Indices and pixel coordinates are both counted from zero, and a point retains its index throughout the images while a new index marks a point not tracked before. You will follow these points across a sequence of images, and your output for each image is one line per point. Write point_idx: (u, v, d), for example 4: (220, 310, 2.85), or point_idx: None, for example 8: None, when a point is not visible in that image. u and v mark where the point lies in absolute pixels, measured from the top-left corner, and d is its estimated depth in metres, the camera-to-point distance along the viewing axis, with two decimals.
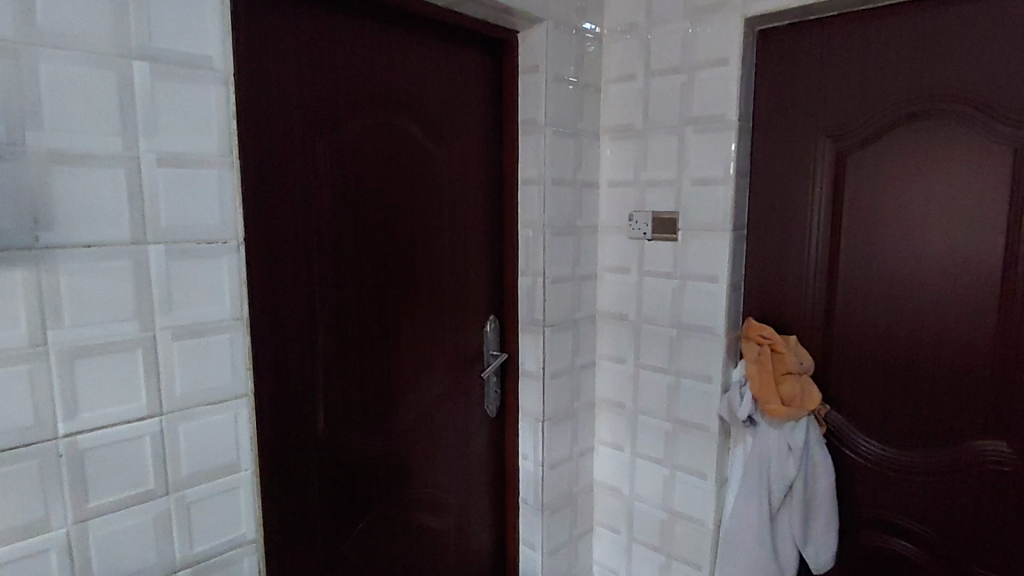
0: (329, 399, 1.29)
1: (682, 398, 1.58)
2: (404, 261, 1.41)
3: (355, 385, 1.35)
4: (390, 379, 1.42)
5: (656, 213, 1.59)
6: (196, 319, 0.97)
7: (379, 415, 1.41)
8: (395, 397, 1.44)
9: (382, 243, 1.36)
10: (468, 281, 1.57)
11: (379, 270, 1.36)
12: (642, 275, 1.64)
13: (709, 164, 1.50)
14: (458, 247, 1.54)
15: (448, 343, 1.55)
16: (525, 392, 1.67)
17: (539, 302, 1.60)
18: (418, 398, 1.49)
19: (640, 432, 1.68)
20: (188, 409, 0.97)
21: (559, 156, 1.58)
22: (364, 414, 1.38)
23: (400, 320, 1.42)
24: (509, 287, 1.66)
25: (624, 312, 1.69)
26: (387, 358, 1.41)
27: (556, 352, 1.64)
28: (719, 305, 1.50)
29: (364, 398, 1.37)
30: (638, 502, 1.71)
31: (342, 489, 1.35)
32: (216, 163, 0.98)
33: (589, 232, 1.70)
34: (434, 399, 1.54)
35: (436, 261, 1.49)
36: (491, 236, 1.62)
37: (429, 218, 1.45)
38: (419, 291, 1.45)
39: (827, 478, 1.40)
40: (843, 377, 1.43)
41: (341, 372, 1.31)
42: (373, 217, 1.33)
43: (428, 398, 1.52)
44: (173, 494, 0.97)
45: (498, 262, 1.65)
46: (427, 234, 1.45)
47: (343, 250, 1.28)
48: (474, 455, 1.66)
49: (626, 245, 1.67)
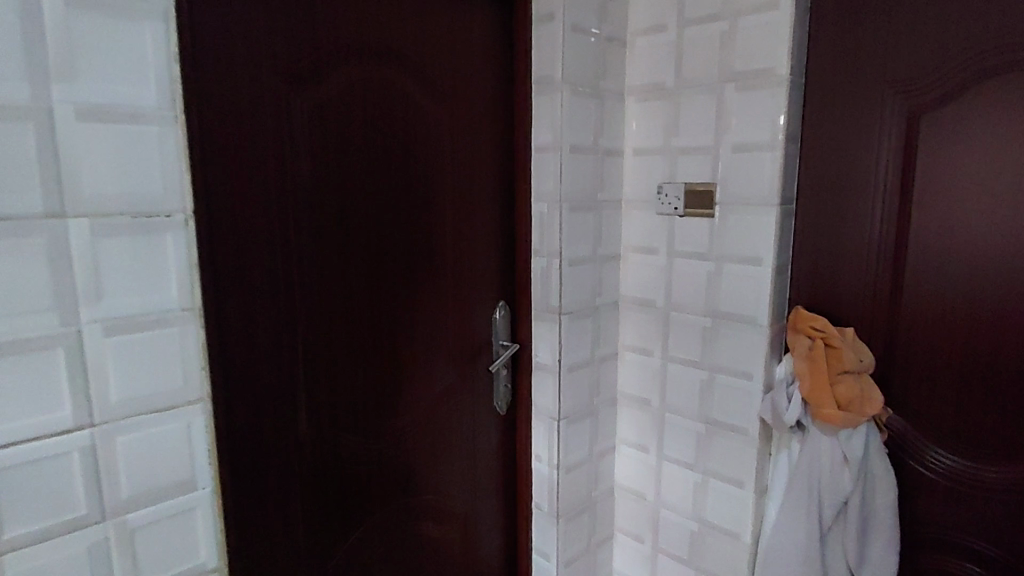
0: (312, 399, 1.12)
1: (717, 396, 1.39)
2: (399, 240, 1.23)
3: (343, 382, 1.18)
4: (385, 375, 1.25)
5: (689, 185, 1.39)
6: (134, 310, 0.79)
7: (373, 416, 1.24)
8: (391, 395, 1.27)
9: (373, 219, 1.18)
10: (474, 263, 1.39)
11: (370, 251, 1.18)
12: (672, 256, 1.44)
13: (753, 127, 1.28)
14: (462, 224, 1.35)
15: (452, 333, 1.37)
16: (539, 387, 1.49)
17: (554, 288, 1.41)
18: (418, 395, 1.32)
19: (668, 433, 1.50)
20: (128, 419, 0.80)
21: (578, 120, 1.38)
22: (355, 414, 1.21)
23: (395, 308, 1.24)
24: (521, 269, 1.47)
25: (651, 298, 1.49)
26: (381, 351, 1.23)
27: (574, 343, 1.45)
28: (763, 291, 1.30)
29: (354, 396, 1.20)
30: (665, 510, 1.53)
31: (330, 499, 1.19)
32: (155, 117, 0.80)
33: (611, 207, 1.50)
34: (436, 396, 1.36)
35: (437, 240, 1.30)
36: (500, 212, 1.43)
37: (428, 190, 1.27)
38: (417, 275, 1.27)
39: (890, 493, 1.21)
40: (909, 376, 1.23)
41: (326, 368, 1.14)
42: (360, 188, 1.15)
43: (429, 395, 1.34)
44: (113, 519, 0.81)
45: (508, 241, 1.46)
46: (426, 210, 1.27)
47: (324, 227, 1.10)
48: (482, 457, 1.48)
49: (653, 222, 1.47)
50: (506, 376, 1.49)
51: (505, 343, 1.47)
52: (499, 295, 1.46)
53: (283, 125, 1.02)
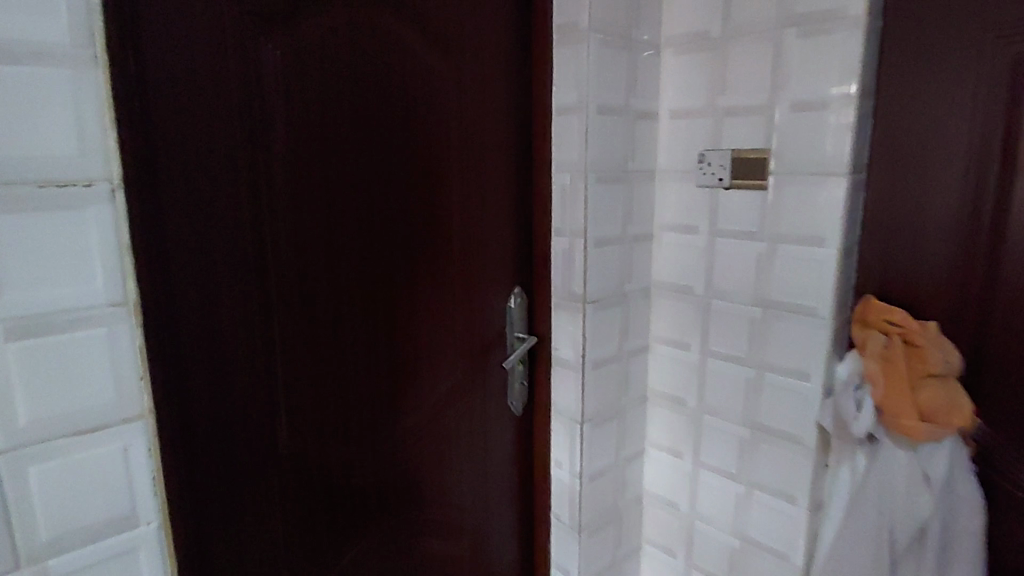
0: (292, 402, 0.96)
1: (766, 398, 1.20)
2: (395, 216, 1.04)
3: (330, 382, 1.01)
4: (381, 373, 1.08)
5: (737, 152, 1.19)
6: (46, 307, 0.62)
7: (368, 422, 1.07)
8: (389, 396, 1.10)
9: (364, 190, 0.99)
10: (485, 242, 1.20)
11: (361, 229, 1.00)
12: (714, 235, 1.24)
13: (818, 81, 1.07)
14: (470, 197, 1.16)
15: (460, 324, 1.19)
16: (559, 384, 1.31)
17: (578, 273, 1.22)
18: (420, 397, 1.15)
19: (705, 437, 1.31)
20: (43, 444, 0.63)
21: (607, 75, 1.18)
22: (346, 421, 1.04)
23: (392, 295, 1.07)
24: (540, 250, 1.28)
25: (688, 283, 1.30)
26: (376, 345, 1.06)
27: (600, 335, 1.27)
28: (826, 277, 1.10)
29: (345, 400, 1.04)
30: (700, 522, 1.36)
31: (318, 517, 1.03)
32: (68, 59, 0.61)
33: (644, 179, 1.30)
34: (443, 395, 1.19)
35: (441, 216, 1.12)
36: (516, 183, 1.24)
37: (430, 158, 1.08)
38: (417, 256, 1.09)
39: (975, 518, 1.03)
40: (1002, 381, 1.03)
41: (309, 366, 0.97)
42: (348, 153, 0.96)
43: (434, 396, 1.17)
44: (30, 569, 0.64)
45: (525, 218, 1.27)
46: (428, 180, 1.08)
47: (302, 200, 0.92)
48: (495, 463, 1.31)
49: (692, 196, 1.27)
50: (522, 372, 1.31)
51: (521, 335, 1.29)
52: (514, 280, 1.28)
53: (246, 75, 0.84)
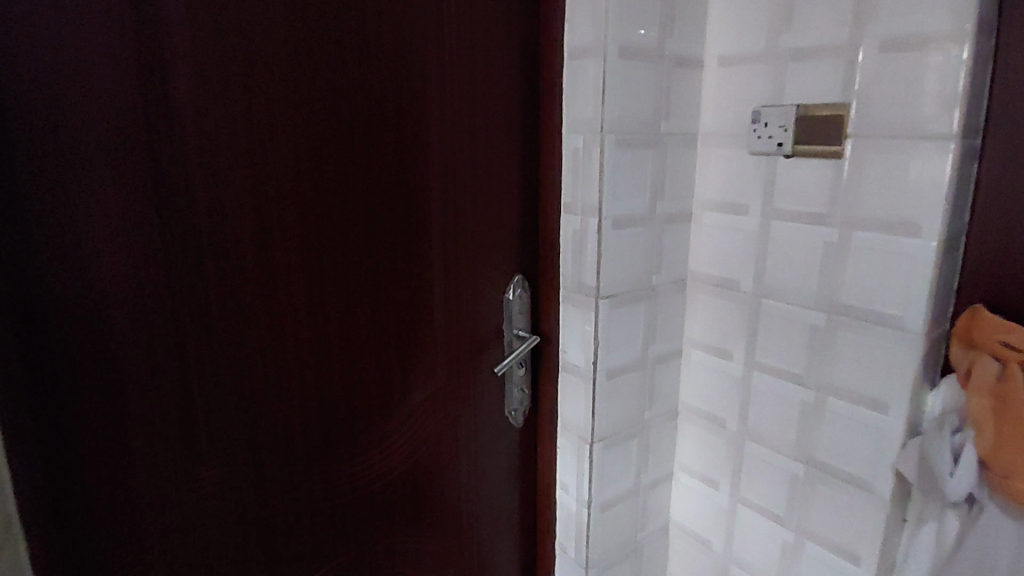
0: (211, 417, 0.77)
1: (828, 430, 0.95)
2: (348, 183, 0.82)
3: (267, 391, 0.81)
4: (336, 381, 0.87)
5: (803, 109, 0.91)
6: None
7: (320, 444, 0.87)
8: (349, 408, 0.89)
9: (304, 150, 0.78)
10: (478, 219, 0.96)
11: (300, 200, 0.78)
12: (768, 217, 0.97)
13: (922, 8, 0.78)
14: (455, 163, 0.92)
15: (442, 321, 0.96)
16: (566, 394, 1.08)
17: (591, 259, 0.98)
18: (391, 415, 0.93)
19: (747, 469, 1.06)
20: None
21: (632, 6, 0.92)
22: (289, 442, 0.85)
23: (348, 285, 0.85)
24: (547, 231, 1.04)
25: (734, 278, 1.04)
26: (329, 345, 0.85)
27: (616, 338, 1.03)
28: (918, 278, 0.82)
29: (287, 417, 0.84)
30: (737, 568, 1.11)
31: (252, 555, 0.85)
32: None
33: (681, 144, 1.04)
34: (423, 407, 0.97)
35: (415, 185, 0.89)
36: (520, 147, 0.99)
37: (397, 110, 0.85)
38: (382, 235, 0.87)
39: None
40: None
41: (233, 372, 0.77)
42: (279, 101, 0.75)
43: (410, 412, 0.95)
44: None
45: (530, 190, 1.03)
46: (395, 139, 0.85)
47: (215, 160, 0.71)
48: (490, 485, 1.10)
49: (743, 167, 1.00)
50: (523, 378, 1.08)
51: (521, 334, 1.06)
52: (516, 267, 1.04)
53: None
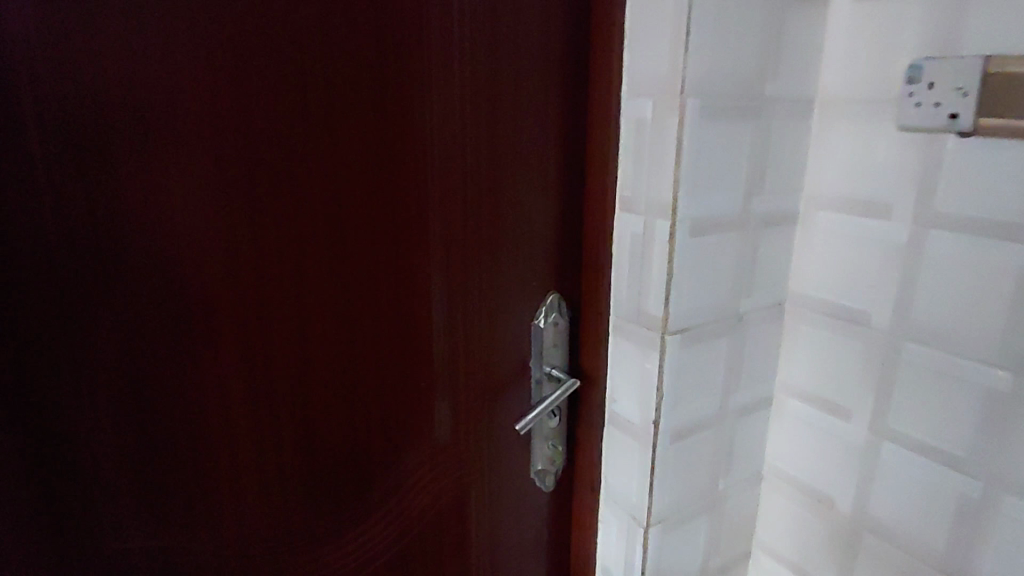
0: (98, 531, 0.51)
1: (999, 541, 0.65)
2: (304, 181, 0.53)
3: (181, 488, 0.54)
4: (289, 466, 0.60)
5: (998, 61, 0.59)
6: None
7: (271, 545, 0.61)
8: (313, 499, 0.62)
9: (230, 129, 0.49)
10: (500, 229, 0.67)
11: (222, 205, 0.50)
12: (922, 225, 0.66)
13: None
14: (468, 147, 0.63)
15: (444, 368, 0.69)
16: (615, 456, 0.79)
17: (657, 280, 0.68)
18: (374, 494, 0.67)
19: (863, 567, 0.78)
20: None
21: None
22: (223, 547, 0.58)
23: (306, 332, 0.57)
24: (595, 234, 0.74)
25: (860, 306, 0.73)
26: (278, 414, 0.58)
27: (687, 386, 0.73)
28: None
29: (218, 517, 0.57)
30: None
31: None
32: None
33: (790, 114, 0.73)
34: (415, 482, 0.70)
35: (406, 183, 0.60)
36: (564, 116, 0.69)
37: (379, 68, 0.56)
38: (357, 257, 0.58)
39: None
40: None
41: (125, 467, 0.51)
42: (182, 55, 0.47)
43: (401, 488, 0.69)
44: None
45: (577, 177, 0.72)
46: (376, 113, 0.56)
47: (82, 146, 0.45)
48: (512, 568, 0.83)
49: (885, 149, 0.69)
50: (555, 430, 0.80)
51: (558, 373, 0.77)
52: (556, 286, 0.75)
53: None
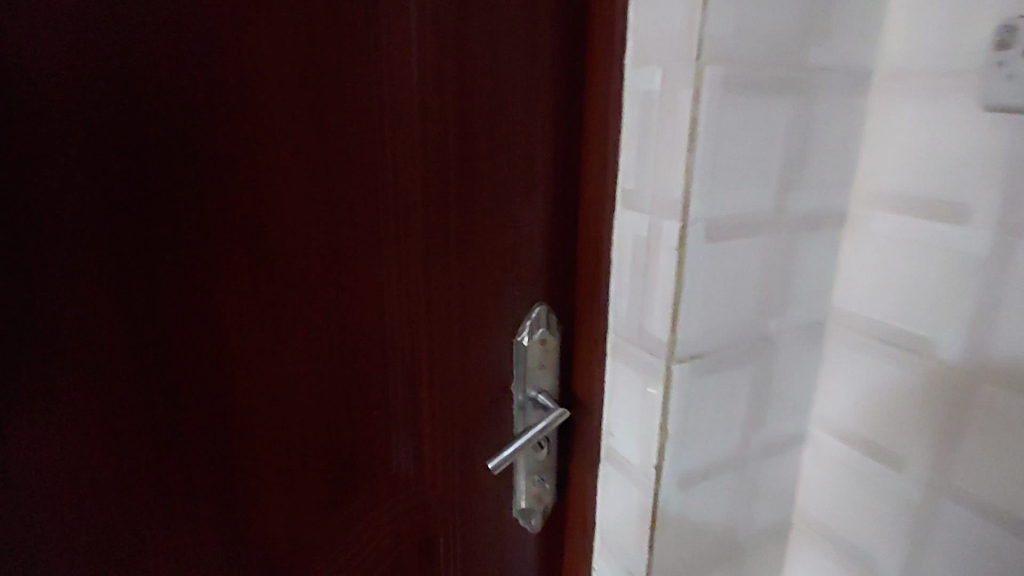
0: None
1: None
2: (216, 200, 0.41)
3: None
4: (208, 552, 0.48)
5: None
6: None
7: None
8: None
9: (113, 135, 0.37)
10: (472, 248, 0.55)
11: (107, 232, 0.38)
12: (1008, 234, 0.52)
13: None
14: (431, 150, 0.50)
15: (400, 411, 0.57)
16: (612, 498, 0.67)
17: (661, 297, 0.55)
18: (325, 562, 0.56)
19: None
20: None
21: None
22: None
23: (225, 389, 0.45)
24: (592, 236, 0.60)
25: (921, 333, 0.59)
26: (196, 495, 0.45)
27: (699, 423, 0.60)
28: None
29: None
30: None
31: None
32: None
33: (840, 90, 0.59)
34: (372, 541, 0.59)
35: (351, 197, 0.48)
36: (553, 92, 0.56)
37: (309, 53, 0.43)
38: (288, 290, 0.46)
39: None
40: None
41: None
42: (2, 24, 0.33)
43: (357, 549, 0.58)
44: None
45: (570, 167, 0.59)
46: (308, 110, 0.44)
47: None
48: None
49: (962, 136, 0.54)
50: (542, 463, 0.68)
51: (546, 398, 0.64)
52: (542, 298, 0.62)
53: None
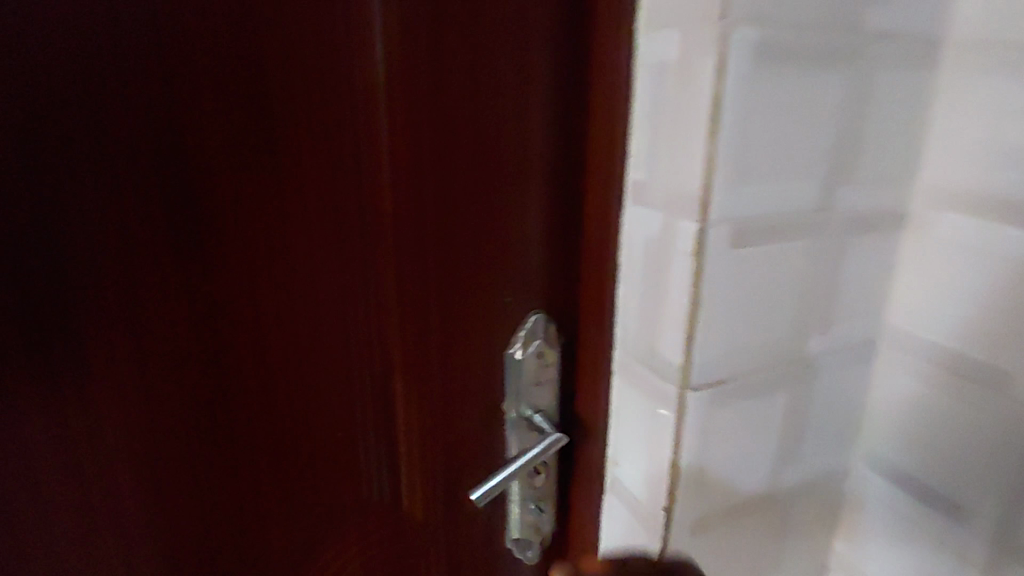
0: None
1: None
2: (133, 212, 0.35)
3: None
4: None
5: None
6: None
7: None
8: None
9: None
10: (458, 262, 0.47)
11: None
12: None
13: None
14: (402, 148, 0.43)
15: (373, 442, 0.50)
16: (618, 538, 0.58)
17: (674, 313, 0.45)
18: None
19: None
20: None
21: None
22: None
23: (157, 430, 0.39)
24: (598, 238, 0.51)
25: (995, 362, 0.49)
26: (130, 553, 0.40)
27: (719, 460, 0.51)
28: None
29: None
30: None
31: None
32: None
33: (903, 62, 0.48)
34: None
35: (305, 203, 0.40)
36: (554, 61, 0.46)
37: (245, 33, 0.36)
38: (228, 313, 0.40)
39: None
40: None
41: None
42: None
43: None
44: None
45: (577, 153, 0.49)
46: (244, 102, 0.37)
47: None
48: None
49: None
50: (540, 492, 0.59)
51: (543, 421, 0.55)
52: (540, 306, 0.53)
53: None
